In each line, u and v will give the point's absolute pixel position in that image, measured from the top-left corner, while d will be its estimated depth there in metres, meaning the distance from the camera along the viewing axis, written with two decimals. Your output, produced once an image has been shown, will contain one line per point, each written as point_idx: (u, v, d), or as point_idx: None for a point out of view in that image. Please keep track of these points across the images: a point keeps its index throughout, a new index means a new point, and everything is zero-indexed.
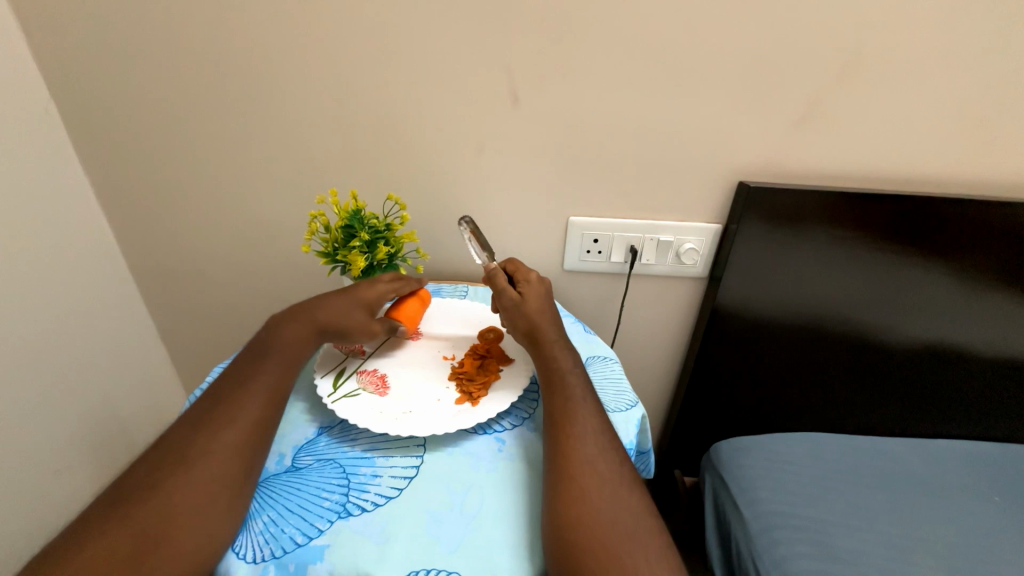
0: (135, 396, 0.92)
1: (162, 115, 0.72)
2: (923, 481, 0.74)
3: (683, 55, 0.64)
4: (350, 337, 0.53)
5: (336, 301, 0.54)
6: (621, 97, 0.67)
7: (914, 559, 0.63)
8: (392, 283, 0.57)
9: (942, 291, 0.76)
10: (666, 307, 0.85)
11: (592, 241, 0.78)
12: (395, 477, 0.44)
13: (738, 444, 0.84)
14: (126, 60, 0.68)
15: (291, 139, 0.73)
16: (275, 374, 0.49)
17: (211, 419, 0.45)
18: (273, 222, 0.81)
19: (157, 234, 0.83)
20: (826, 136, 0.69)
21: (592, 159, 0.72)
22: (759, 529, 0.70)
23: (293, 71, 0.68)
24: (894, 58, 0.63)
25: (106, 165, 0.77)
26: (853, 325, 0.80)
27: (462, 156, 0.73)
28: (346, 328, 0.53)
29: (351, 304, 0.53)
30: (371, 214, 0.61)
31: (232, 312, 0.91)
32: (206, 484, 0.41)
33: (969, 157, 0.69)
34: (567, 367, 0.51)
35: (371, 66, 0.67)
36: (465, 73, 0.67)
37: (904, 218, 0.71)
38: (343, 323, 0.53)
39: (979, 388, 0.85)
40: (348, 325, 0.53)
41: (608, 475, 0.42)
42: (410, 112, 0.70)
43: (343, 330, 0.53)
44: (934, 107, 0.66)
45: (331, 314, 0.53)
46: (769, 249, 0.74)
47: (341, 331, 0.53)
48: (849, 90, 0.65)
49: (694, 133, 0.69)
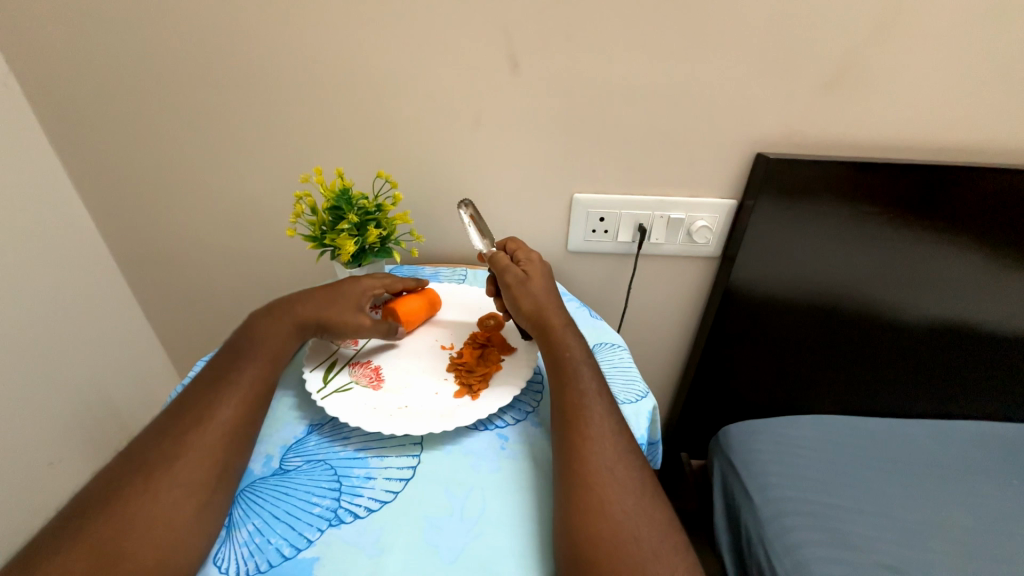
0: (129, 386, 0.90)
1: (134, 89, 0.67)
2: (943, 465, 0.72)
3: (699, 12, 0.58)
4: (340, 330, 0.51)
5: (323, 296, 0.52)
6: (630, 61, 0.62)
7: (932, 546, 0.60)
8: (382, 279, 0.56)
9: (970, 268, 0.72)
10: (675, 288, 0.82)
11: (598, 220, 0.74)
12: (390, 480, 0.42)
13: (748, 428, 0.81)
14: (89, 28, 0.63)
15: (274, 113, 0.68)
16: (261, 371, 0.47)
17: (193, 419, 0.42)
18: (260, 204, 0.76)
19: (139, 218, 0.78)
20: (854, 101, 0.63)
21: (598, 131, 0.67)
22: (771, 515, 0.68)
23: (272, 37, 0.62)
24: (935, 10, 0.57)
25: (78, 145, 0.72)
26: (873, 305, 0.76)
27: (458, 130, 0.68)
28: (335, 321, 0.51)
29: (338, 298, 0.52)
30: (360, 195, 0.57)
31: (224, 299, 0.88)
32: (188, 491, 0.38)
33: (1009, 122, 0.64)
34: (577, 355, 0.48)
35: (356, 31, 0.62)
36: (460, 36, 0.61)
37: (935, 191, 0.66)
38: (332, 316, 0.51)
39: (1001, 368, 0.82)
40: (332, 317, 0.51)
41: (620, 475, 0.39)
42: (401, 82, 0.65)
43: (332, 323, 0.51)
44: (976, 66, 0.60)
45: (318, 308, 0.51)
46: (787, 226, 0.70)
47: (330, 324, 0.51)
48: (884, 48, 0.59)
49: (709, 100, 0.64)
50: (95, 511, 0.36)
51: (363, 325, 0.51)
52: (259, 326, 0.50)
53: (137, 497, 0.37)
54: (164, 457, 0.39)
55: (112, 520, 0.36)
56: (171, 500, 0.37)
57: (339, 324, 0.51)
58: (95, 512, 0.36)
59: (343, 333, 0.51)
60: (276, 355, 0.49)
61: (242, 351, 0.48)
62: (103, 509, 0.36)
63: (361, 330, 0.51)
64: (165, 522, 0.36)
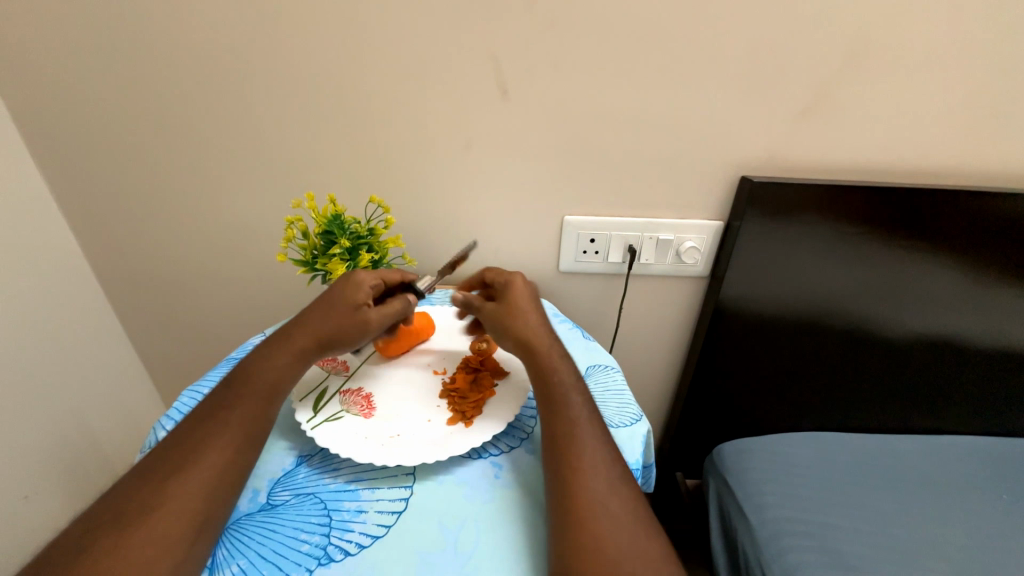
0: (110, 413, 0.87)
1: (125, 115, 0.67)
2: (935, 482, 0.72)
3: (682, 43, 0.61)
4: (351, 339, 0.50)
5: (316, 312, 0.50)
6: (618, 89, 0.64)
7: (928, 565, 0.60)
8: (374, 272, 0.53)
9: (950, 286, 0.74)
10: (666, 307, 0.82)
11: (588, 242, 0.75)
12: (382, 513, 0.41)
13: (742, 447, 0.81)
14: (81, 55, 0.63)
15: (266, 139, 0.68)
16: (254, 411, 0.45)
17: (179, 453, 0.41)
18: (250, 227, 0.76)
19: (126, 241, 0.77)
20: (833, 125, 0.65)
21: (588, 155, 0.68)
22: (767, 536, 0.67)
23: (265, 66, 0.63)
24: (904, 42, 0.60)
25: (65, 168, 0.71)
26: (859, 322, 0.78)
27: (450, 155, 0.69)
28: (343, 333, 0.49)
29: (336, 310, 0.49)
30: (352, 219, 0.57)
31: (211, 323, 0.86)
32: (173, 529, 0.36)
33: (980, 147, 0.66)
34: (567, 383, 0.47)
35: (349, 60, 0.63)
36: (452, 66, 0.63)
37: (913, 212, 0.68)
38: (336, 328, 0.49)
39: (985, 383, 0.84)
40: (339, 330, 0.49)
41: (614, 510, 0.39)
42: (393, 109, 0.66)
43: (341, 336, 0.49)
44: (944, 95, 0.63)
45: (318, 328, 0.49)
46: (773, 246, 0.71)
47: (338, 337, 0.49)
48: (860, 74, 0.62)
49: (694, 126, 0.66)
50: (72, 553, 0.35)
51: (372, 322, 0.50)
52: (256, 360, 0.48)
53: (117, 537, 0.35)
54: (147, 493, 0.38)
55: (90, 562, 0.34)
56: (153, 541, 0.35)
57: (348, 332, 0.49)
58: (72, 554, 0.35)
59: (356, 338, 0.50)
60: (272, 390, 0.46)
61: (237, 383, 0.46)
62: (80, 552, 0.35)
63: (371, 327, 0.50)
64: (145, 564, 0.34)
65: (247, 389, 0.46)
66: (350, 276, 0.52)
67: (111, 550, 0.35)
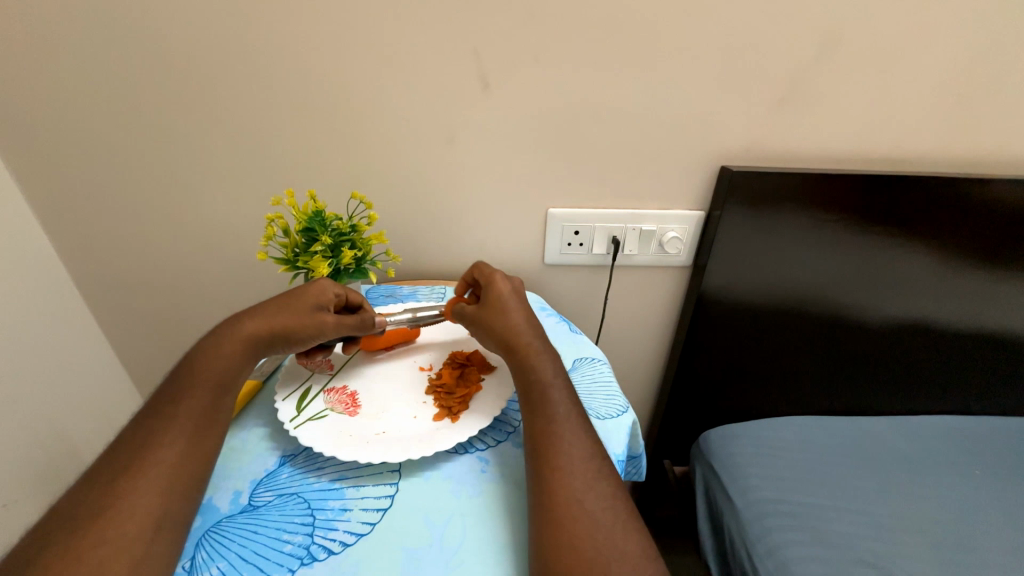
0: (87, 417, 0.85)
1: (93, 112, 0.65)
2: (912, 461, 0.74)
3: (660, 33, 0.61)
4: (300, 334, 0.49)
5: (279, 303, 0.50)
6: (597, 79, 0.63)
7: (904, 538, 0.62)
8: (343, 285, 0.53)
9: (924, 271, 0.75)
10: (650, 297, 0.83)
11: (572, 233, 0.75)
12: (367, 511, 0.41)
13: (727, 433, 0.83)
14: (44, 49, 0.61)
15: (241, 135, 0.67)
16: (203, 402, 0.44)
17: (139, 451, 0.40)
18: (229, 224, 0.74)
19: (101, 240, 0.75)
20: (813, 112, 0.66)
21: (570, 146, 0.68)
22: (751, 518, 0.69)
23: (235, 60, 0.62)
24: (875, 33, 0.61)
25: (35, 164, 0.69)
26: (835, 307, 0.79)
27: (430, 149, 0.68)
28: (291, 327, 0.49)
29: (292, 304, 0.50)
30: (333, 215, 0.56)
31: (191, 323, 0.85)
32: (130, 529, 0.36)
33: (953, 133, 0.68)
34: (549, 378, 0.47)
35: (325, 54, 0.62)
36: (430, 59, 0.62)
37: (884, 200, 0.69)
38: (291, 322, 0.49)
39: (959, 362, 0.86)
40: (289, 324, 0.49)
41: (590, 508, 0.39)
42: (371, 103, 0.65)
43: (290, 329, 0.49)
44: (917, 86, 0.64)
45: (269, 318, 0.49)
46: (753, 234, 0.72)
47: (291, 331, 0.49)
48: (834, 66, 0.63)
49: (674, 117, 0.66)
50: (25, 558, 0.34)
51: (328, 324, 0.50)
52: (204, 350, 0.47)
53: (73, 539, 0.34)
54: (112, 490, 0.37)
55: (44, 565, 0.33)
56: (108, 542, 0.35)
57: (302, 329, 0.49)
58: (26, 557, 0.34)
59: (309, 337, 0.50)
60: (221, 380, 0.46)
61: (185, 374, 0.46)
62: (33, 556, 0.34)
63: (326, 329, 0.50)
64: (101, 566, 0.33)
65: (195, 381, 0.45)
66: (317, 281, 0.53)
67: (65, 548, 0.34)
